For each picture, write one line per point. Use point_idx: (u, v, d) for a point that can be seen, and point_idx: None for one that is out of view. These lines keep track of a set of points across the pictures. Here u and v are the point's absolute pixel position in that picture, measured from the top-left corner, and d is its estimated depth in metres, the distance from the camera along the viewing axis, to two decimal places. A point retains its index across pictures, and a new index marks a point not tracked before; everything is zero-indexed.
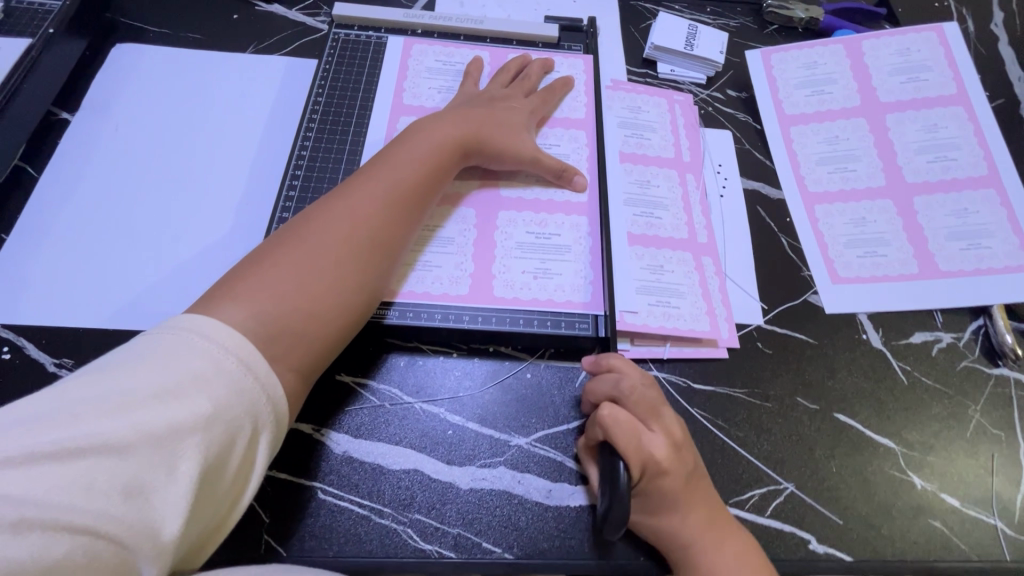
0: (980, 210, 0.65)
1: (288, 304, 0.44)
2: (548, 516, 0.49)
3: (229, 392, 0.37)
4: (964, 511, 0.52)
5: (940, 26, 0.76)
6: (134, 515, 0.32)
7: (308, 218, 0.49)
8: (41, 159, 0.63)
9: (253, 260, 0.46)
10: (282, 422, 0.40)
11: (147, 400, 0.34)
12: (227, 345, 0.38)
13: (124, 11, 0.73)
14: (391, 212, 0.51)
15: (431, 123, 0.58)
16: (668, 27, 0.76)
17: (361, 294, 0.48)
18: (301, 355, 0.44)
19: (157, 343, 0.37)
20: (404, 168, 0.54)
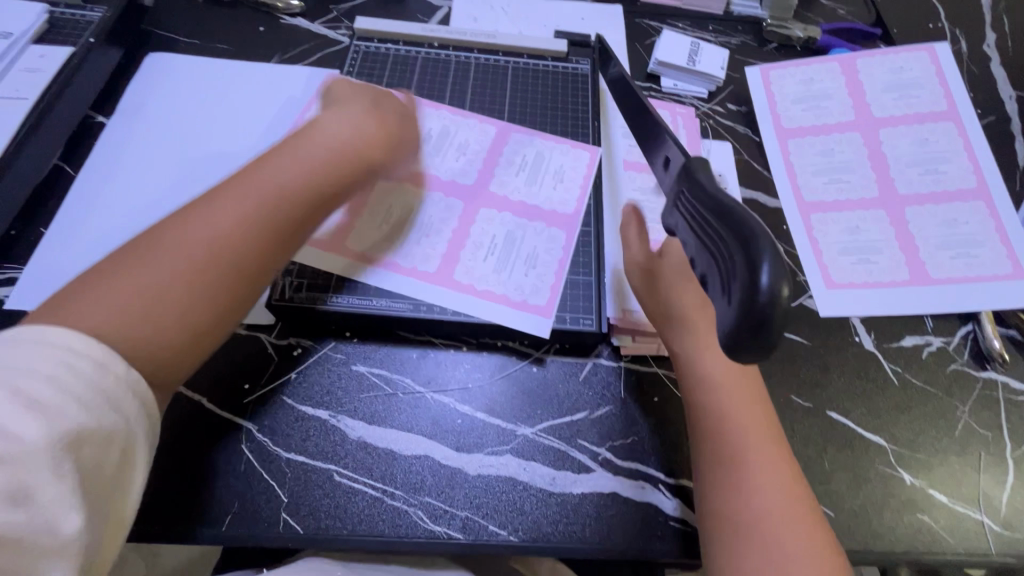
0: (970, 221, 0.68)
1: (133, 324, 0.40)
2: (552, 502, 0.51)
3: (93, 392, 0.36)
4: (952, 506, 0.55)
5: (932, 45, 0.80)
6: (29, 519, 0.33)
7: (174, 223, 0.44)
8: (78, 159, 0.67)
9: (99, 269, 0.42)
10: (154, 411, 0.40)
11: (7, 411, 0.34)
12: (80, 351, 0.37)
13: (158, 22, 0.77)
14: (262, 224, 0.45)
15: (342, 120, 0.51)
16: (672, 44, 0.80)
17: (213, 316, 0.43)
18: (161, 375, 0.41)
19: (1, 356, 0.35)
20: (287, 175, 0.47)
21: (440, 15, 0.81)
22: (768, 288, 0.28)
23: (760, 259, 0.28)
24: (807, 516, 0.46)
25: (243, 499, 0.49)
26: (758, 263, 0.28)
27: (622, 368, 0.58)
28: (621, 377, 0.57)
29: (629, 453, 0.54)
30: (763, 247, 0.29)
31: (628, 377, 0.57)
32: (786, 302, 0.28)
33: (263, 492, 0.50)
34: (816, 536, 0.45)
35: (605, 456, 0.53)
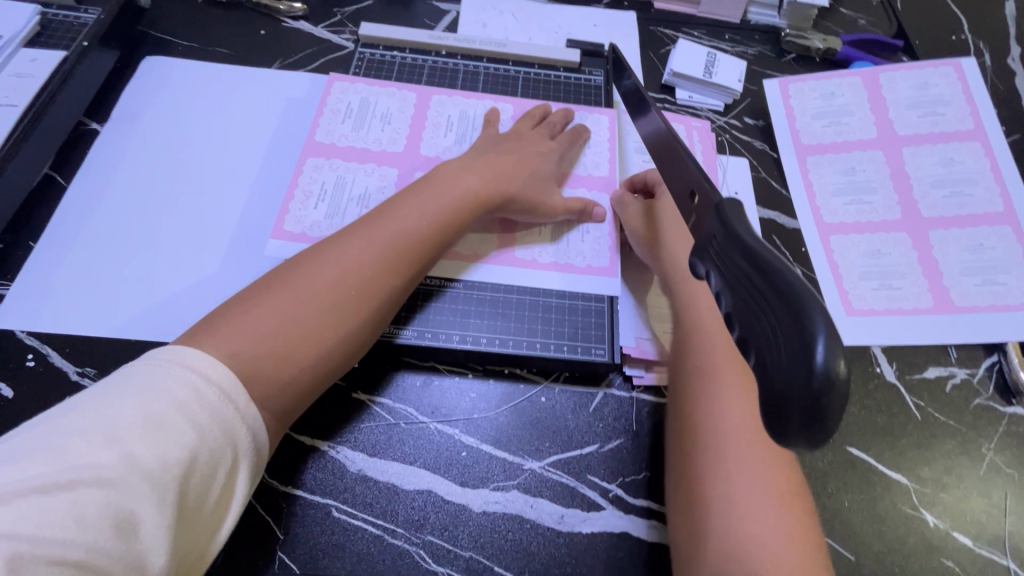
0: (996, 246, 0.65)
1: (266, 348, 0.44)
2: (560, 542, 0.49)
3: (209, 420, 0.38)
4: (977, 551, 0.52)
5: (958, 60, 0.77)
6: (121, 547, 0.33)
7: (312, 258, 0.50)
8: (69, 168, 0.64)
9: (248, 293, 0.47)
10: (263, 452, 0.41)
11: (133, 431, 0.35)
12: (209, 376, 0.39)
13: (155, 24, 0.74)
14: (386, 265, 0.50)
15: (454, 174, 0.57)
16: (688, 54, 0.77)
17: (339, 344, 0.47)
18: (275, 400, 0.44)
19: (141, 377, 0.38)
20: (409, 222, 0.53)
21: (448, 20, 0.78)
22: (823, 366, 0.26)
23: (814, 334, 0.26)
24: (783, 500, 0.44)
25: (237, 535, 0.47)
26: (811, 337, 0.26)
27: (634, 400, 0.55)
28: (633, 409, 0.55)
29: (641, 490, 0.51)
30: (817, 318, 0.26)
31: (640, 409, 0.55)
32: (842, 380, 0.26)
33: (257, 529, 0.48)
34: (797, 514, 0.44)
35: (616, 493, 0.51)
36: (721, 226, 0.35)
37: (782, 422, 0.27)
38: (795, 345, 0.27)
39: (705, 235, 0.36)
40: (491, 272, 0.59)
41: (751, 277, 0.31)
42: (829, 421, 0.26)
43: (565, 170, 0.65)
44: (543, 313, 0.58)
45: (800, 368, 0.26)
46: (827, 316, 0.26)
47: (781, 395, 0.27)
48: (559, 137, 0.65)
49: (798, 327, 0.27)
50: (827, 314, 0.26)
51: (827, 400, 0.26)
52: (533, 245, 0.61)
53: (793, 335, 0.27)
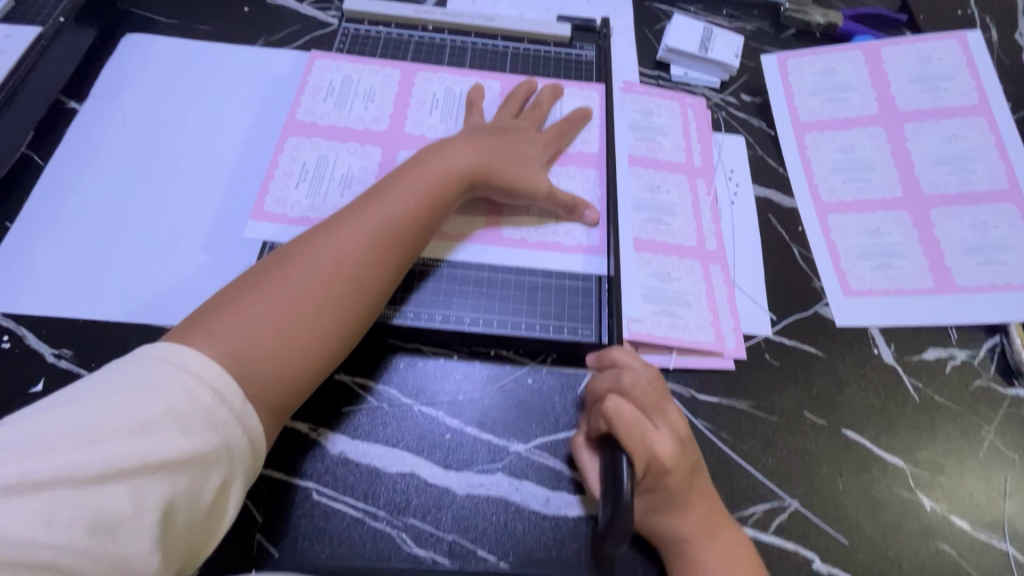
0: (1000, 224, 0.63)
1: (265, 346, 0.43)
2: (546, 526, 0.48)
3: (201, 424, 0.37)
4: (975, 535, 0.51)
5: (963, 33, 0.74)
6: (102, 549, 0.32)
7: (300, 248, 0.48)
8: (46, 148, 0.62)
9: (234, 288, 0.45)
10: (261, 452, 0.40)
11: (119, 431, 0.34)
12: (201, 374, 0.38)
13: (135, 1, 0.73)
14: (379, 254, 0.49)
15: (437, 152, 0.55)
16: (683, 30, 0.74)
17: (337, 337, 0.46)
18: (277, 395, 0.43)
19: (129, 373, 0.37)
20: (398, 206, 0.51)
21: None
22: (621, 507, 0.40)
23: None
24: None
25: None
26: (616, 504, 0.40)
27: None
28: None
29: None
30: None
31: None
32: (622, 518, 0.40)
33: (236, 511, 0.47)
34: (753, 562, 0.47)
35: None
36: None
37: None
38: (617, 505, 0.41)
39: None
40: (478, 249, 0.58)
41: None
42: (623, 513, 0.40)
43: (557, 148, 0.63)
44: (530, 297, 0.56)
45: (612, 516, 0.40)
46: None
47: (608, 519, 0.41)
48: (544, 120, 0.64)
49: None
50: None
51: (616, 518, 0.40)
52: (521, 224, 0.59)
53: None
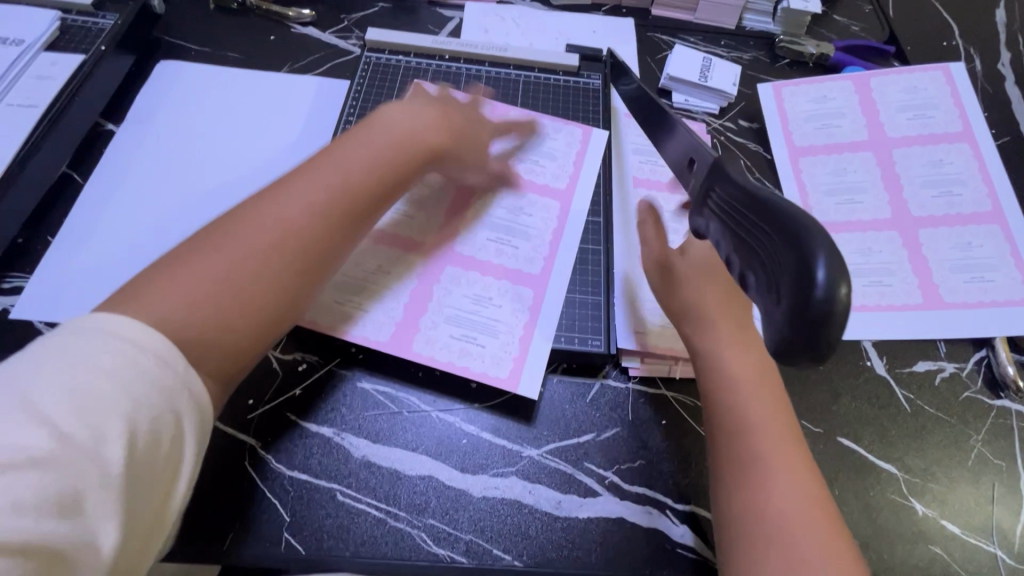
0: (984, 244, 0.67)
1: (208, 308, 0.42)
2: (557, 527, 0.50)
3: (145, 390, 0.36)
4: (965, 539, 0.53)
5: (947, 65, 0.79)
6: (70, 525, 0.33)
7: (243, 216, 0.47)
8: (86, 167, 0.66)
9: (173, 259, 0.44)
10: (207, 412, 0.40)
11: (61, 408, 0.34)
12: (140, 343, 0.38)
13: (170, 30, 0.77)
14: (332, 214, 0.49)
15: (403, 122, 0.56)
16: (684, 59, 0.79)
17: (282, 300, 0.47)
18: (216, 358, 0.43)
19: (63, 346, 0.36)
20: (359, 171, 0.52)
21: (451, 27, 0.81)
22: (826, 286, 0.28)
23: (813, 257, 0.29)
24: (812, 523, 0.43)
25: (246, 516, 0.49)
26: (813, 260, 0.29)
27: (630, 390, 0.57)
28: (628, 399, 0.57)
29: (636, 477, 0.53)
30: (816, 244, 0.29)
31: (635, 399, 0.57)
32: (843, 299, 0.28)
33: (265, 511, 0.49)
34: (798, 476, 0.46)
35: (612, 480, 0.53)
36: (717, 176, 0.39)
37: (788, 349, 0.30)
38: (799, 275, 0.29)
39: (701, 190, 0.41)
40: (490, 238, 0.62)
41: (749, 216, 0.35)
42: (835, 330, 0.29)
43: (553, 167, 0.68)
44: (549, 279, 0.61)
45: (803, 302, 0.29)
46: (830, 240, 0.29)
47: (787, 324, 0.30)
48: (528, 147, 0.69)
49: (799, 253, 0.30)
50: (831, 240, 0.29)
51: (831, 318, 0.28)
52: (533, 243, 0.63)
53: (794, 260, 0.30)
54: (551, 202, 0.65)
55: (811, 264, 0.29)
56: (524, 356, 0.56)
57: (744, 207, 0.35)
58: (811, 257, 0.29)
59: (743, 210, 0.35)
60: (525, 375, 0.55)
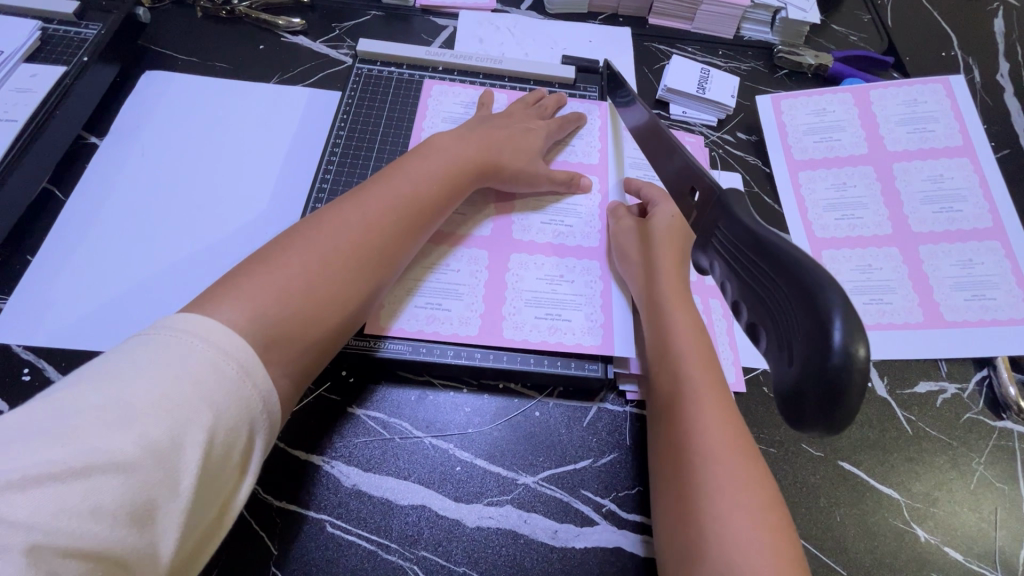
0: (985, 261, 0.66)
1: (293, 306, 0.45)
2: (554, 558, 0.49)
3: (227, 399, 0.37)
4: (968, 565, 0.53)
5: (947, 77, 0.78)
6: (138, 532, 0.33)
7: (313, 226, 0.50)
8: (68, 183, 0.65)
9: (254, 259, 0.47)
10: (277, 424, 0.41)
11: (145, 411, 0.34)
12: (225, 350, 0.39)
13: (155, 39, 0.75)
14: (396, 223, 0.53)
15: (450, 145, 0.60)
16: (682, 70, 0.78)
17: (355, 301, 0.49)
18: (296, 361, 0.44)
19: (157, 349, 0.37)
20: (419, 187, 0.56)
21: (445, 36, 0.79)
22: (841, 347, 0.27)
23: (829, 312, 0.28)
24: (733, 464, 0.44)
25: (231, 550, 0.47)
26: (829, 319, 0.27)
27: (628, 414, 0.56)
28: (626, 423, 0.55)
29: (634, 505, 0.52)
30: (830, 299, 0.28)
31: (633, 423, 0.55)
32: (862, 361, 0.27)
33: (251, 543, 0.48)
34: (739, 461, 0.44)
35: (609, 508, 0.51)
36: (723, 214, 0.38)
37: (801, 410, 0.29)
38: (813, 334, 0.28)
39: (706, 228, 0.40)
40: (544, 221, 0.64)
41: (757, 262, 0.33)
42: (852, 398, 0.27)
43: (558, 158, 0.68)
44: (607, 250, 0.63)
45: (817, 361, 0.28)
46: (846, 294, 0.28)
47: (799, 384, 0.28)
48: (548, 119, 0.68)
49: (813, 307, 0.28)
50: (847, 294, 0.28)
51: (848, 384, 0.27)
52: (528, 259, 0.61)
53: (808, 314, 0.29)
54: (589, 177, 0.67)
55: (826, 321, 0.28)
56: (610, 324, 0.58)
57: (751, 253, 0.34)
58: (827, 313, 0.28)
59: (749, 257, 0.34)
60: (617, 340, 0.57)
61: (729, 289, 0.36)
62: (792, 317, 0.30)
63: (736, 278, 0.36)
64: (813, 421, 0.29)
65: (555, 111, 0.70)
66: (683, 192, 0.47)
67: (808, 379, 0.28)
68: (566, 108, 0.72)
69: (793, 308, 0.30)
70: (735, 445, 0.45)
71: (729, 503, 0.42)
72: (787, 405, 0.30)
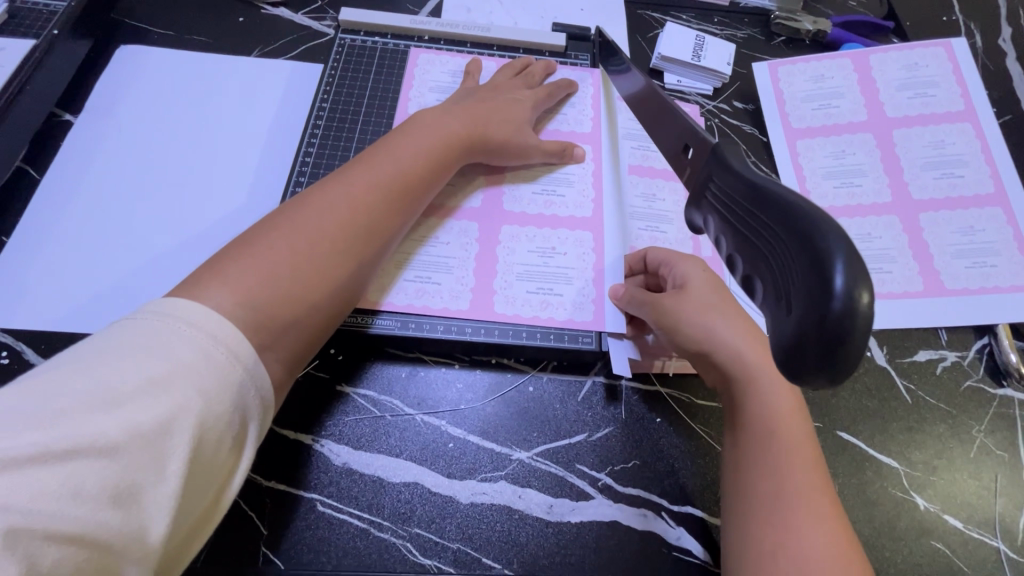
0: (986, 228, 0.65)
1: (282, 289, 0.43)
2: (549, 532, 0.48)
3: (217, 383, 0.36)
4: (967, 533, 0.52)
5: (949, 40, 0.76)
6: (124, 517, 0.32)
7: (299, 206, 0.48)
8: (42, 161, 0.62)
9: (241, 242, 0.45)
10: (271, 409, 0.40)
11: (131, 395, 0.33)
12: (216, 334, 0.37)
13: (129, 12, 0.72)
14: (386, 199, 0.51)
15: (436, 117, 0.58)
16: (676, 37, 0.75)
17: (346, 283, 0.48)
18: (288, 345, 0.43)
19: (143, 332, 0.36)
20: (407, 161, 0.54)
21: (431, 5, 0.76)
22: (843, 293, 0.26)
23: (831, 257, 0.26)
24: (827, 483, 0.46)
25: (219, 530, 0.46)
26: (830, 266, 0.26)
27: (622, 388, 0.55)
28: (620, 397, 0.54)
29: (630, 478, 0.51)
30: (833, 244, 0.26)
31: (628, 396, 0.54)
32: (864, 308, 0.25)
33: (240, 524, 0.47)
34: (827, 513, 0.44)
35: (605, 482, 0.51)
36: (717, 167, 0.36)
37: (798, 362, 0.28)
38: (812, 283, 0.27)
39: (700, 181, 0.38)
40: (537, 192, 0.62)
41: (753, 213, 0.32)
42: (854, 347, 0.26)
43: (548, 127, 0.66)
44: (600, 221, 0.61)
45: (817, 309, 0.26)
46: (849, 239, 0.27)
47: (799, 336, 0.27)
48: (536, 87, 0.66)
49: (814, 253, 0.27)
50: (850, 239, 0.27)
51: (850, 334, 0.26)
52: (520, 231, 0.60)
53: (809, 262, 0.27)
54: (582, 146, 0.65)
55: (829, 266, 0.26)
56: (602, 297, 0.57)
57: (747, 203, 0.32)
58: (829, 258, 0.26)
59: (745, 208, 0.33)
60: (609, 313, 0.56)
61: (727, 244, 0.35)
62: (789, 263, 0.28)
63: (732, 231, 0.34)
64: (813, 375, 0.27)
65: (543, 77, 0.68)
66: (676, 152, 0.45)
67: (808, 329, 0.27)
68: (556, 76, 0.70)
69: (793, 255, 0.28)
70: (822, 495, 0.44)
71: (820, 553, 0.42)
72: (781, 358, 0.29)
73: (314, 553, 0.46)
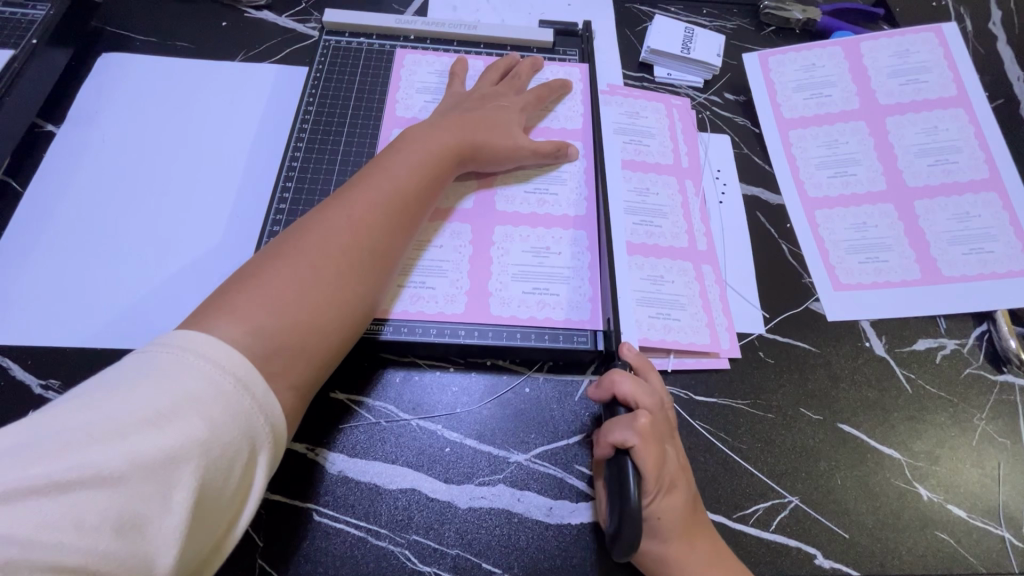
0: (982, 213, 0.64)
1: (290, 314, 0.42)
2: (549, 535, 0.48)
3: (224, 412, 0.35)
4: (971, 522, 0.52)
5: (939, 25, 0.75)
6: (127, 548, 0.31)
7: (299, 232, 0.47)
8: (25, 173, 0.62)
9: (247, 274, 0.44)
10: (281, 437, 0.39)
11: (135, 425, 0.32)
12: (223, 363, 0.36)
13: (111, 19, 0.72)
14: (388, 218, 0.51)
15: (427, 130, 0.58)
16: (665, 30, 0.75)
17: (357, 308, 0.47)
18: (300, 371, 0.42)
19: (151, 363, 0.35)
20: (403, 177, 0.53)
21: (417, 4, 0.75)
22: None
23: None
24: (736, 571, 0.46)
25: None
26: None
27: None
28: None
29: None
30: None
31: None
32: None
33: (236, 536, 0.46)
34: None
35: None
36: None
37: None
38: None
39: None
40: (528, 191, 0.62)
41: None
42: None
43: (538, 126, 0.65)
44: (593, 218, 0.61)
45: None
46: None
47: None
48: (521, 88, 0.66)
49: None
50: None
51: None
52: (513, 232, 0.59)
53: None
54: (574, 143, 0.65)
55: None
56: (597, 296, 0.57)
57: None
58: None
59: None
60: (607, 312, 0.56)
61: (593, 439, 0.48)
62: (646, 449, 0.44)
63: None
64: None
65: (529, 75, 0.67)
66: None
67: None
68: (542, 73, 0.69)
69: None
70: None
71: None
72: None
73: (311, 563, 0.46)
